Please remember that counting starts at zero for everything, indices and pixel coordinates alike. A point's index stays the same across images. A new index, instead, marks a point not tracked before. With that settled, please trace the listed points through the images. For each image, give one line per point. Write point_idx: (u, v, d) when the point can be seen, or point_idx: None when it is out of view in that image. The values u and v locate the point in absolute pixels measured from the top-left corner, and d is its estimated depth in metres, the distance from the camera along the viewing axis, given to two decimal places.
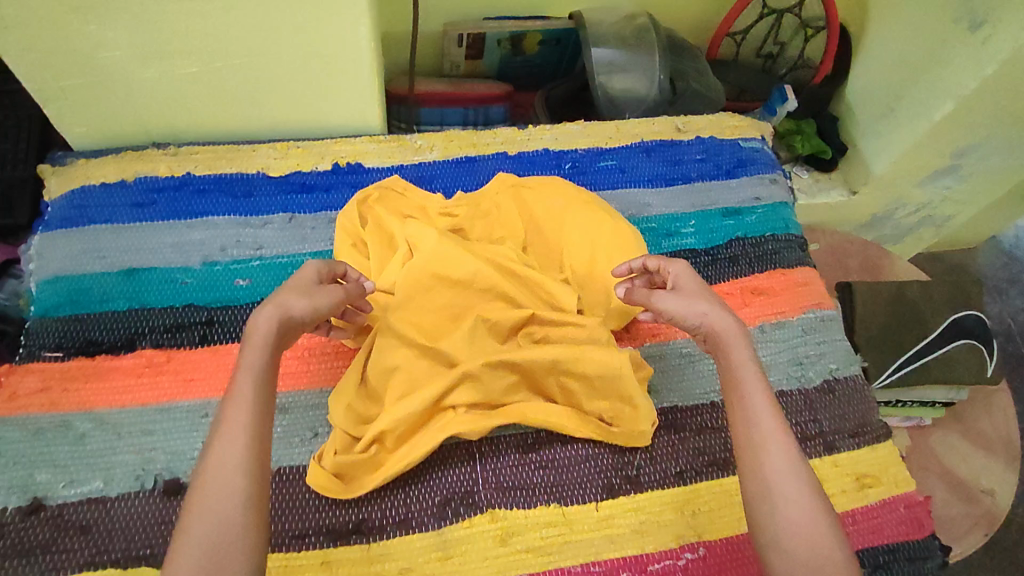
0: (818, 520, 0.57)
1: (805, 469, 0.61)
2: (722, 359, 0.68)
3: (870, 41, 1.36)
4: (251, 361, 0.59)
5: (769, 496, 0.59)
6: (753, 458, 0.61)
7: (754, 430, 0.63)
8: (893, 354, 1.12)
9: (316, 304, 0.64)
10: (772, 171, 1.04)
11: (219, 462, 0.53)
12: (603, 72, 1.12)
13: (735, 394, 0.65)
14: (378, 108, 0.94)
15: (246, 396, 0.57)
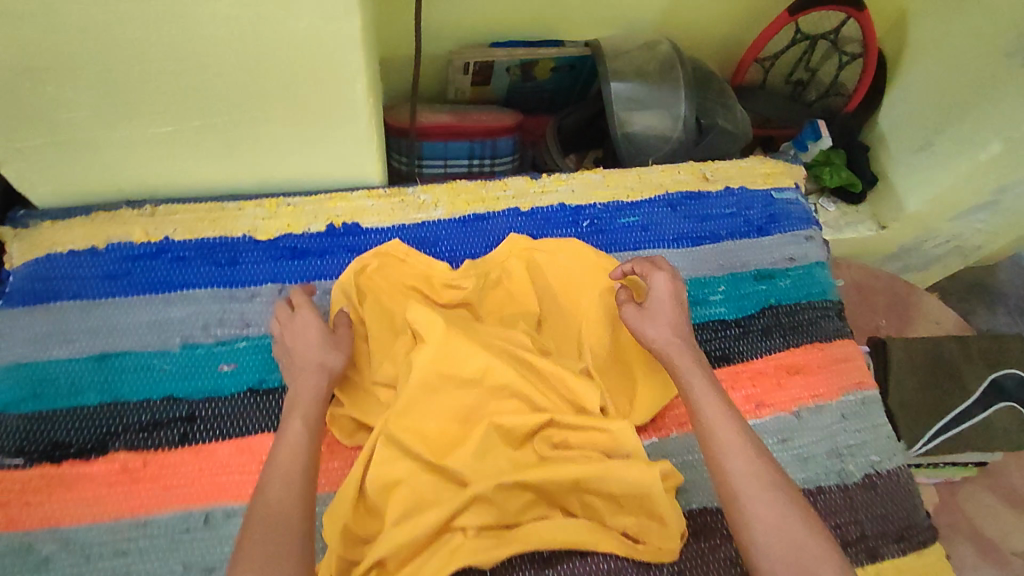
0: (787, 514, 0.58)
1: (766, 468, 0.61)
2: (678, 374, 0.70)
3: (907, 68, 1.26)
4: (297, 406, 0.64)
5: (734, 497, 0.60)
6: (716, 463, 0.62)
7: (713, 436, 0.64)
8: (929, 420, 1.05)
9: (324, 340, 0.70)
10: (808, 226, 0.95)
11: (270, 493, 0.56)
12: (623, 109, 1.02)
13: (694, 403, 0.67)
14: (378, 162, 0.84)
15: (293, 437, 0.61)
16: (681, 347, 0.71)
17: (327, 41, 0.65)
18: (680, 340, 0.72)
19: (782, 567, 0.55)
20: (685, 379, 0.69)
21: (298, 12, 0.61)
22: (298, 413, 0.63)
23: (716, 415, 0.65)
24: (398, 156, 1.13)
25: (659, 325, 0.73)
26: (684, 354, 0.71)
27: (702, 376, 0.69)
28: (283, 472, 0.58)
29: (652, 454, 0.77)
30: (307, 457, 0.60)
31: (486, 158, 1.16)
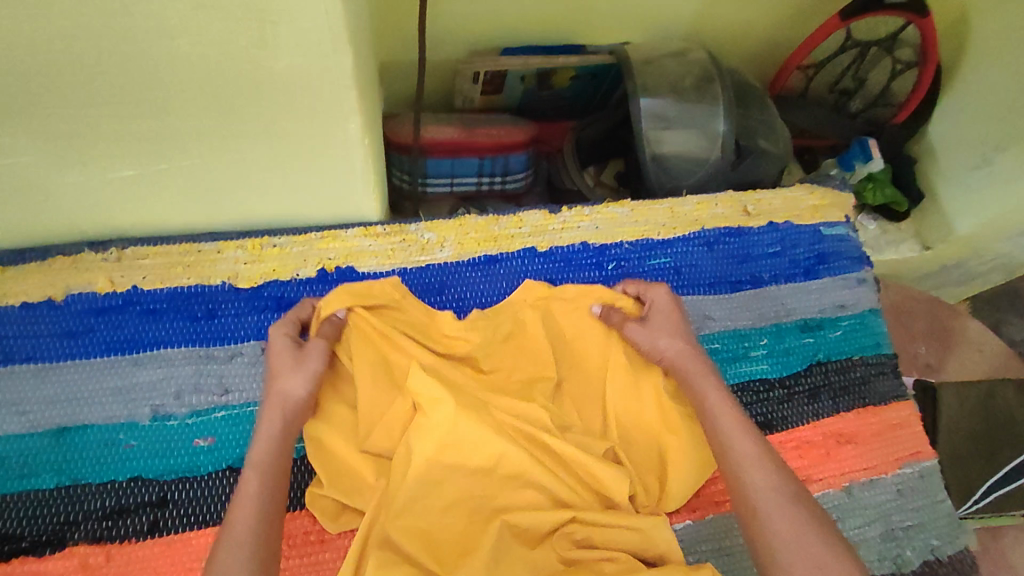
0: (810, 532, 0.53)
1: (785, 481, 0.57)
2: (691, 389, 0.66)
3: (964, 75, 1.13)
4: (255, 447, 0.57)
5: (753, 512, 0.55)
6: (733, 478, 0.58)
7: (731, 451, 0.60)
8: (980, 475, 0.96)
9: (295, 363, 0.63)
10: (860, 267, 0.84)
11: (229, 541, 0.51)
12: (652, 129, 0.91)
13: (708, 416, 0.63)
14: (377, 196, 0.74)
15: (249, 485, 0.54)
16: (692, 360, 0.67)
17: (314, 80, 0.54)
18: (693, 354, 0.68)
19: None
20: (699, 391, 0.65)
21: (278, 52, 0.51)
22: (265, 449, 0.57)
23: (732, 430, 0.61)
24: (400, 173, 1.01)
25: (668, 339, 0.69)
26: (696, 367, 0.67)
27: (716, 388, 0.65)
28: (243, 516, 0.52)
29: (686, 539, 0.68)
30: (273, 502, 0.54)
31: (496, 175, 1.06)
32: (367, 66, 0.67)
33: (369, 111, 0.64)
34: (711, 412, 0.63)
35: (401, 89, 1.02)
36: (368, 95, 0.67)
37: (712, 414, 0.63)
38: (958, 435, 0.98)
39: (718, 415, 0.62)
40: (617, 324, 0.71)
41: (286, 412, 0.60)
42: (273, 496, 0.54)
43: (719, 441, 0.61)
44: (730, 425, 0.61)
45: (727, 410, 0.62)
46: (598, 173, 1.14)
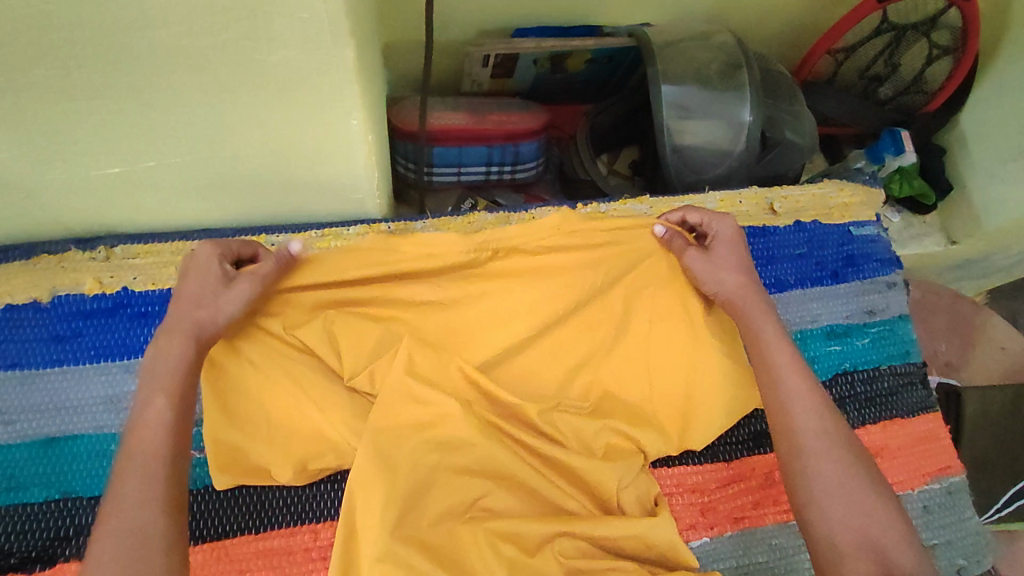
0: (855, 478, 0.53)
1: (839, 426, 0.56)
2: (747, 320, 0.61)
3: (1003, 61, 1.06)
4: (157, 375, 0.51)
5: (803, 454, 0.54)
6: (783, 417, 0.56)
7: (781, 392, 0.57)
8: (1004, 484, 0.93)
9: (203, 284, 0.56)
10: (890, 270, 0.80)
11: (123, 478, 0.46)
12: (673, 118, 0.85)
13: (760, 351, 0.59)
14: (378, 192, 0.69)
15: (153, 420, 0.49)
16: (752, 292, 0.62)
17: (311, 74, 0.50)
18: (752, 285, 0.63)
19: (843, 534, 0.51)
20: (756, 323, 0.60)
21: (274, 45, 0.47)
22: (165, 381, 0.51)
23: (785, 370, 0.58)
24: (404, 161, 0.96)
25: (727, 273, 0.63)
26: (752, 298, 0.62)
27: (774, 322, 0.61)
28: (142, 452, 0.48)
29: (702, 558, 0.65)
30: (176, 440, 0.49)
31: (506, 165, 1.00)
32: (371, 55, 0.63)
33: (372, 106, 0.60)
34: (767, 347, 0.59)
35: (406, 72, 0.96)
36: (372, 86, 0.62)
37: (767, 349, 0.59)
38: (982, 441, 0.94)
39: (771, 352, 0.59)
40: (678, 251, 0.66)
41: (190, 343, 0.53)
42: (176, 431, 0.49)
43: (769, 380, 0.58)
44: (787, 364, 0.58)
45: (781, 347, 0.59)
46: (611, 160, 1.10)
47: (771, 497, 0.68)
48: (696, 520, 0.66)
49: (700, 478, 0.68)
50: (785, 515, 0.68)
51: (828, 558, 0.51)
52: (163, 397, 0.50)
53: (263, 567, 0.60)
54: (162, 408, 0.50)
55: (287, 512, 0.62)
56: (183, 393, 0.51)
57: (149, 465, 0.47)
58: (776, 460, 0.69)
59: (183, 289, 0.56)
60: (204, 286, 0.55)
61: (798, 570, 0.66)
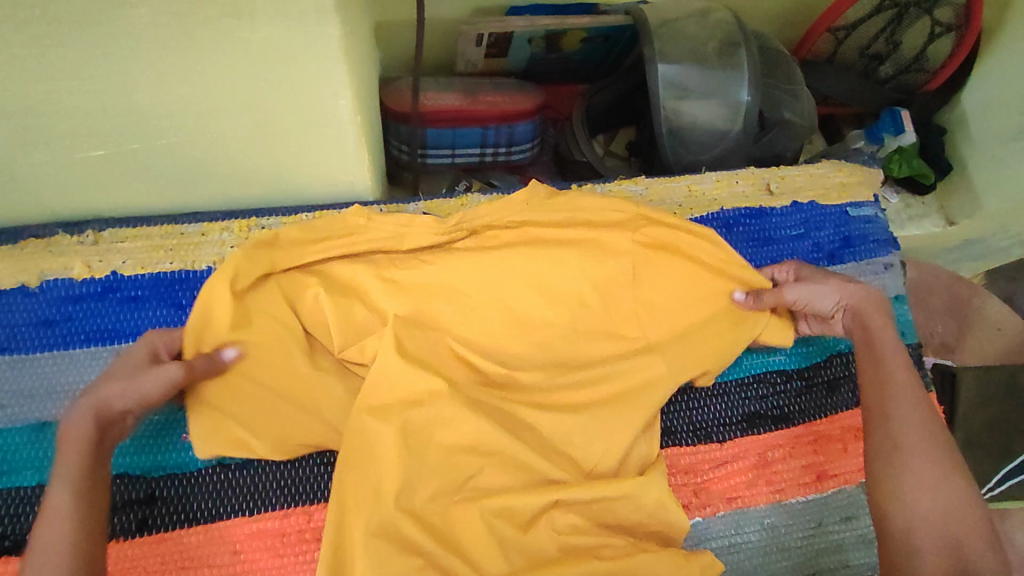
0: (947, 478, 0.55)
1: (938, 431, 0.57)
2: (863, 325, 0.64)
3: (1004, 38, 1.05)
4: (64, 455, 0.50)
5: (893, 444, 0.57)
6: (880, 408, 0.59)
7: (888, 388, 0.60)
8: (996, 462, 0.93)
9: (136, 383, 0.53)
10: (887, 252, 0.80)
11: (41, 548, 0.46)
12: (670, 99, 0.84)
13: (869, 351, 0.63)
14: (368, 173, 0.68)
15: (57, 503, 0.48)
16: (865, 297, 0.65)
17: (296, 52, 0.49)
18: (868, 295, 0.66)
19: (923, 523, 0.53)
20: (871, 327, 0.64)
21: (256, 22, 0.46)
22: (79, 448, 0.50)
23: (893, 373, 0.60)
24: (397, 143, 0.95)
25: (831, 287, 0.66)
26: (870, 308, 0.65)
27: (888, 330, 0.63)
28: (55, 524, 0.47)
29: (695, 537, 0.65)
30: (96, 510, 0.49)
31: (500, 146, 0.99)
32: (361, 32, 0.61)
33: (360, 86, 0.58)
34: (875, 348, 0.62)
35: (398, 51, 0.94)
36: (361, 64, 0.61)
37: (875, 350, 0.62)
38: (976, 419, 0.94)
39: (880, 355, 0.62)
40: (773, 300, 0.67)
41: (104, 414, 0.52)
42: (85, 508, 0.48)
43: (875, 377, 0.61)
44: (894, 367, 0.61)
45: (894, 352, 0.62)
46: (608, 141, 1.09)
47: (765, 477, 0.68)
48: (689, 500, 0.66)
49: (692, 459, 0.68)
50: (778, 495, 0.68)
51: (900, 540, 0.53)
52: (73, 471, 0.49)
53: (257, 548, 0.60)
54: (70, 483, 0.48)
55: (282, 494, 0.62)
56: (97, 466, 0.50)
57: (59, 547, 0.46)
58: (770, 441, 0.70)
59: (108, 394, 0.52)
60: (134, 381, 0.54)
61: (792, 548, 0.67)
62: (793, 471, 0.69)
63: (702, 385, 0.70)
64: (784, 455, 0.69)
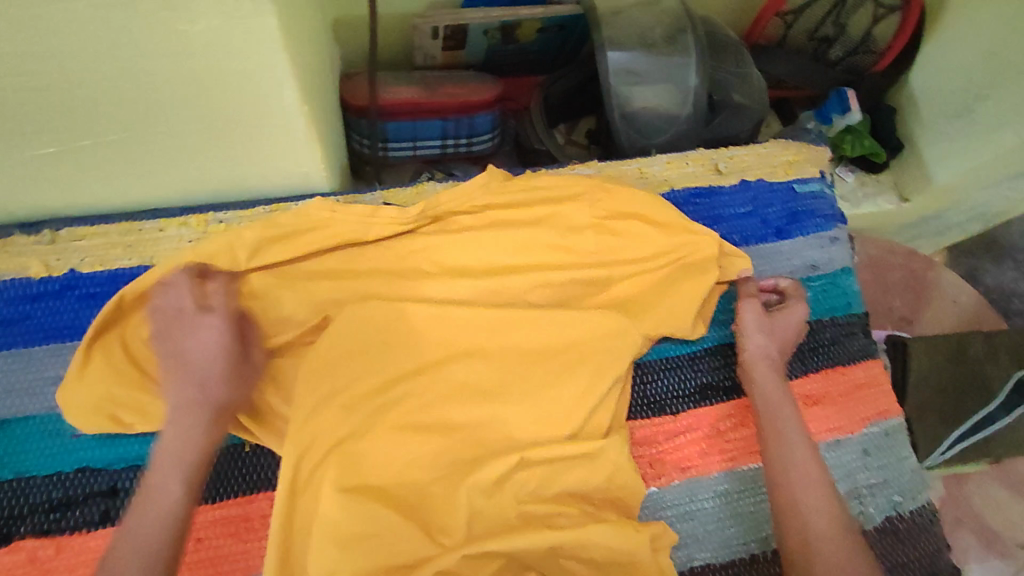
0: (852, 559, 0.58)
1: (840, 510, 0.61)
2: (763, 402, 0.68)
3: (949, 18, 1.08)
4: (176, 454, 0.58)
5: (803, 531, 0.60)
6: (787, 491, 0.62)
7: (794, 469, 0.63)
8: (950, 426, 0.96)
9: (225, 387, 0.62)
10: (833, 225, 0.82)
11: (127, 549, 0.54)
12: (622, 85, 0.86)
13: (775, 427, 0.66)
14: (321, 163, 0.69)
15: (165, 499, 0.57)
16: (769, 369, 0.70)
17: (235, 45, 0.50)
18: (773, 370, 0.70)
19: None
20: (772, 404, 0.68)
21: (193, 16, 0.47)
22: (180, 459, 0.58)
23: (797, 452, 0.64)
24: (359, 138, 0.97)
25: (763, 341, 0.71)
26: (774, 378, 0.69)
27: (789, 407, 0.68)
28: (151, 518, 0.56)
29: (650, 506, 0.68)
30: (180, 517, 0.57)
31: (461, 137, 1.01)
32: (307, 25, 0.63)
33: (306, 77, 0.60)
34: (778, 426, 0.66)
35: (355, 47, 0.95)
36: (308, 56, 0.62)
37: (778, 427, 0.66)
38: (928, 386, 0.98)
39: (786, 431, 0.66)
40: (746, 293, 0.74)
41: (204, 420, 0.60)
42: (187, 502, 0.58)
43: (784, 465, 0.64)
44: (797, 446, 0.65)
45: (799, 436, 0.65)
46: (569, 131, 1.11)
47: (717, 446, 0.71)
48: (645, 471, 0.69)
49: (647, 432, 0.71)
50: (731, 462, 0.71)
51: None
52: (180, 472, 0.58)
53: (221, 535, 0.61)
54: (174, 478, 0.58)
55: (245, 481, 0.63)
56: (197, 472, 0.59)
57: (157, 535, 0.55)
58: (721, 411, 0.72)
59: (202, 394, 0.61)
60: (227, 386, 0.63)
61: (746, 513, 0.69)
62: (745, 439, 0.72)
63: (654, 360, 0.73)
64: (735, 424, 0.72)
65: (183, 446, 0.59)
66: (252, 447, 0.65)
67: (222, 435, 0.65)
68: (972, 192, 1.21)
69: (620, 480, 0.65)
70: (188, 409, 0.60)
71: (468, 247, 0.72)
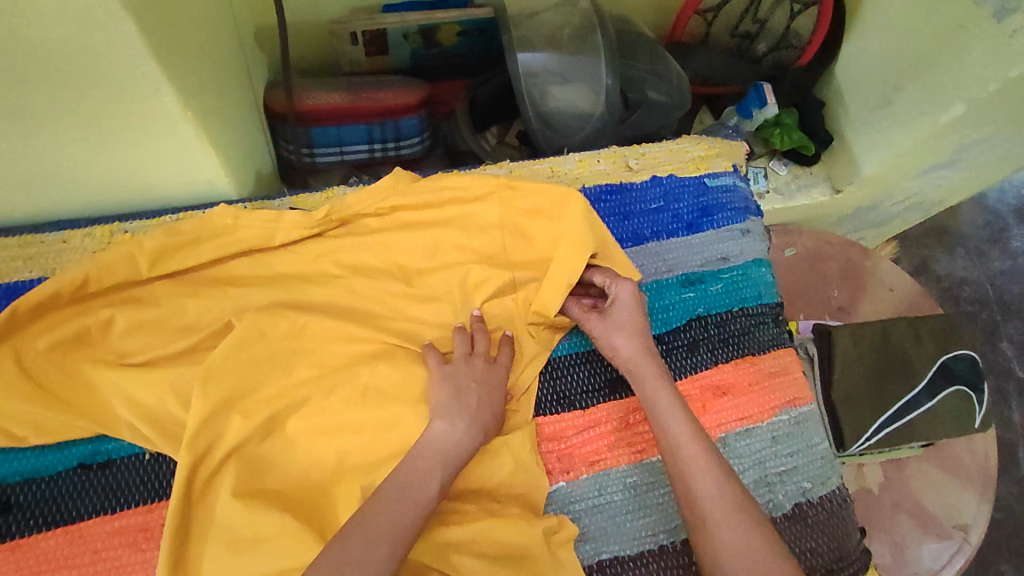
0: (751, 540, 0.59)
1: (733, 489, 0.62)
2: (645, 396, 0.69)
3: (868, 11, 1.09)
4: (438, 460, 0.62)
5: (703, 520, 0.61)
6: (683, 483, 0.64)
7: (682, 462, 0.64)
8: (874, 413, 0.98)
9: (495, 418, 0.67)
10: (745, 218, 0.84)
11: (377, 534, 0.55)
12: (535, 85, 0.87)
13: (659, 423, 0.67)
14: (222, 169, 0.69)
15: (425, 494, 0.59)
16: (644, 358, 0.70)
17: (95, 50, 0.50)
18: (646, 359, 0.70)
19: None
20: (653, 396, 0.68)
21: (45, 22, 0.47)
22: (437, 465, 0.62)
23: (685, 443, 0.65)
24: (285, 143, 0.97)
25: (618, 338, 0.71)
26: (645, 366, 0.70)
27: (669, 395, 0.68)
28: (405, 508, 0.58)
29: (558, 500, 0.69)
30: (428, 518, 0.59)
31: (388, 141, 1.02)
32: (196, 32, 0.63)
33: (190, 82, 0.60)
34: (662, 417, 0.67)
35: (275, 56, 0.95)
36: (196, 62, 0.62)
37: (663, 418, 0.67)
38: (853, 373, 1.00)
39: (671, 426, 0.66)
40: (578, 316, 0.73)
41: (467, 437, 0.64)
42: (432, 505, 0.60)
43: (675, 456, 0.65)
44: (683, 434, 0.65)
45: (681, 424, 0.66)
46: (502, 132, 1.10)
47: (625, 440, 0.73)
48: (552, 466, 0.71)
49: (556, 426, 0.72)
50: (639, 454, 0.72)
51: None
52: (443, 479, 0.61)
53: (119, 545, 0.62)
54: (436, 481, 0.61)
55: (143, 490, 0.64)
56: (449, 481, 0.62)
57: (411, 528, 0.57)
58: (631, 405, 0.74)
59: (480, 410, 0.66)
60: (497, 418, 0.68)
61: (655, 504, 0.71)
62: (654, 431, 0.73)
63: (564, 356, 0.75)
64: (644, 417, 0.74)
65: (445, 446, 0.63)
66: (150, 457, 0.64)
67: (122, 444, 0.65)
68: (903, 181, 1.22)
69: (522, 476, 0.67)
70: (462, 415, 0.65)
71: (376, 251, 0.73)
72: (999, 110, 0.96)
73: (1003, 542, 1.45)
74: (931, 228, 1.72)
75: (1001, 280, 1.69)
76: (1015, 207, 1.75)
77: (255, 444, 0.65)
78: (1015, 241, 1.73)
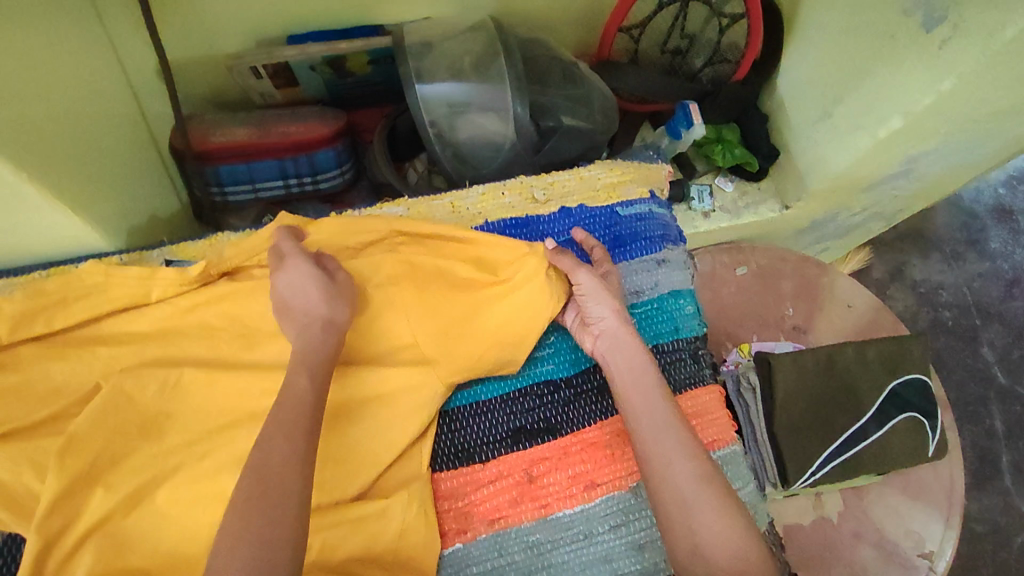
0: (732, 523, 0.56)
1: (712, 470, 0.59)
2: (625, 367, 0.66)
3: (803, 23, 1.05)
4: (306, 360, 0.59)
5: (682, 502, 0.57)
6: (659, 461, 0.60)
7: (661, 439, 0.61)
8: (819, 445, 0.93)
9: (344, 301, 0.65)
10: (660, 248, 0.80)
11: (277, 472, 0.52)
12: (440, 116, 0.84)
13: (640, 396, 0.64)
14: (78, 217, 0.66)
15: (301, 395, 0.57)
16: (626, 329, 0.68)
17: None
18: (630, 330, 0.68)
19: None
20: (634, 368, 0.65)
21: None
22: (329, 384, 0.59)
23: (666, 423, 0.62)
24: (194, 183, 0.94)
25: (607, 304, 0.69)
26: (629, 337, 0.67)
27: (650, 371, 0.65)
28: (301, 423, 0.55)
29: (453, 564, 0.65)
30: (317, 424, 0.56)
31: (304, 176, 0.97)
32: (33, 74, 0.60)
33: (11, 127, 0.57)
34: (643, 391, 0.64)
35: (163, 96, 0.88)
36: (32, 105, 0.59)
37: (643, 393, 0.64)
38: (797, 402, 0.94)
39: (650, 404, 0.63)
40: (566, 270, 0.69)
41: (328, 331, 0.62)
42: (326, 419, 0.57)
43: (655, 433, 0.61)
44: (664, 412, 0.62)
45: (662, 401, 0.63)
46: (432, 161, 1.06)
47: (529, 494, 0.68)
48: (448, 527, 0.66)
49: (453, 483, 0.68)
50: (544, 510, 0.68)
51: None
52: (313, 366, 0.59)
53: None
54: (310, 374, 0.58)
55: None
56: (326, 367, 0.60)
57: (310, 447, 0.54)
58: (535, 456, 0.70)
59: (323, 303, 0.63)
60: (343, 303, 0.64)
61: (559, 563, 0.66)
62: (560, 483, 0.69)
63: (463, 407, 0.71)
64: (549, 468, 0.69)
65: (308, 361, 0.59)
66: (5, 536, 0.61)
67: None
68: (856, 195, 1.17)
69: (411, 538, 0.63)
70: (303, 330, 0.61)
71: (258, 303, 0.68)
72: (941, 117, 0.91)
73: (988, 559, 1.38)
74: (905, 232, 1.66)
75: (979, 282, 1.63)
76: (992, 207, 1.70)
77: (119, 518, 0.60)
78: (994, 243, 1.66)
